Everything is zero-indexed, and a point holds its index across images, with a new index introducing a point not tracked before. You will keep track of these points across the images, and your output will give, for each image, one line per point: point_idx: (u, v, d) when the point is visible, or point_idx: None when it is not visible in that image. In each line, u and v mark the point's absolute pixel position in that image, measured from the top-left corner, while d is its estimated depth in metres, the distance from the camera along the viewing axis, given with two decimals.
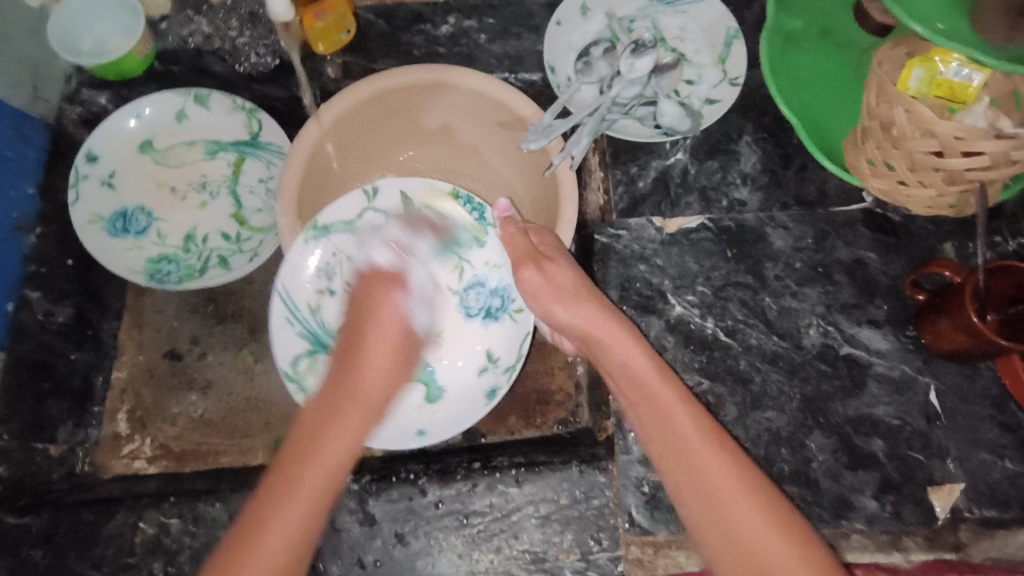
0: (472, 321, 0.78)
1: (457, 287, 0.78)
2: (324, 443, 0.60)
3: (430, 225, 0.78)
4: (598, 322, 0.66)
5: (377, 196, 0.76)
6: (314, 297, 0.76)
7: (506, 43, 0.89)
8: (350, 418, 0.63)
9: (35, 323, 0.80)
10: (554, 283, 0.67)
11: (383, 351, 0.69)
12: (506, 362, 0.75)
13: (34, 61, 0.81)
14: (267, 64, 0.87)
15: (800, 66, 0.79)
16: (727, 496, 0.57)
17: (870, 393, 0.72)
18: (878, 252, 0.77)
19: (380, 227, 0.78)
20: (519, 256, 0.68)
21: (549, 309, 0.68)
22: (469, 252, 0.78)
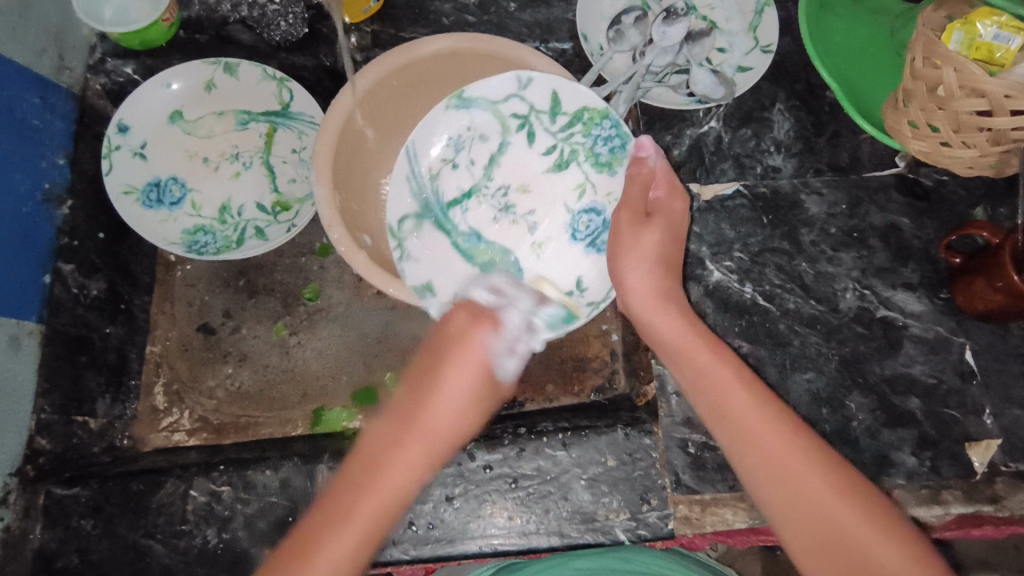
0: (576, 245, 0.77)
1: (575, 206, 0.78)
2: (379, 483, 0.52)
3: (568, 134, 0.76)
4: (660, 292, 0.64)
5: (528, 89, 0.74)
6: (436, 166, 0.76)
7: (536, 11, 0.88)
8: (408, 447, 0.54)
9: (69, 298, 0.77)
10: (640, 246, 0.66)
11: (450, 383, 0.57)
12: (591, 296, 0.76)
13: (57, 29, 0.79)
14: (298, 32, 0.86)
15: (835, 31, 0.79)
16: (782, 456, 0.53)
17: (906, 353, 0.74)
18: (911, 217, 0.79)
19: (521, 119, 0.76)
20: (629, 201, 0.67)
21: (622, 272, 0.66)
22: (598, 176, 0.77)
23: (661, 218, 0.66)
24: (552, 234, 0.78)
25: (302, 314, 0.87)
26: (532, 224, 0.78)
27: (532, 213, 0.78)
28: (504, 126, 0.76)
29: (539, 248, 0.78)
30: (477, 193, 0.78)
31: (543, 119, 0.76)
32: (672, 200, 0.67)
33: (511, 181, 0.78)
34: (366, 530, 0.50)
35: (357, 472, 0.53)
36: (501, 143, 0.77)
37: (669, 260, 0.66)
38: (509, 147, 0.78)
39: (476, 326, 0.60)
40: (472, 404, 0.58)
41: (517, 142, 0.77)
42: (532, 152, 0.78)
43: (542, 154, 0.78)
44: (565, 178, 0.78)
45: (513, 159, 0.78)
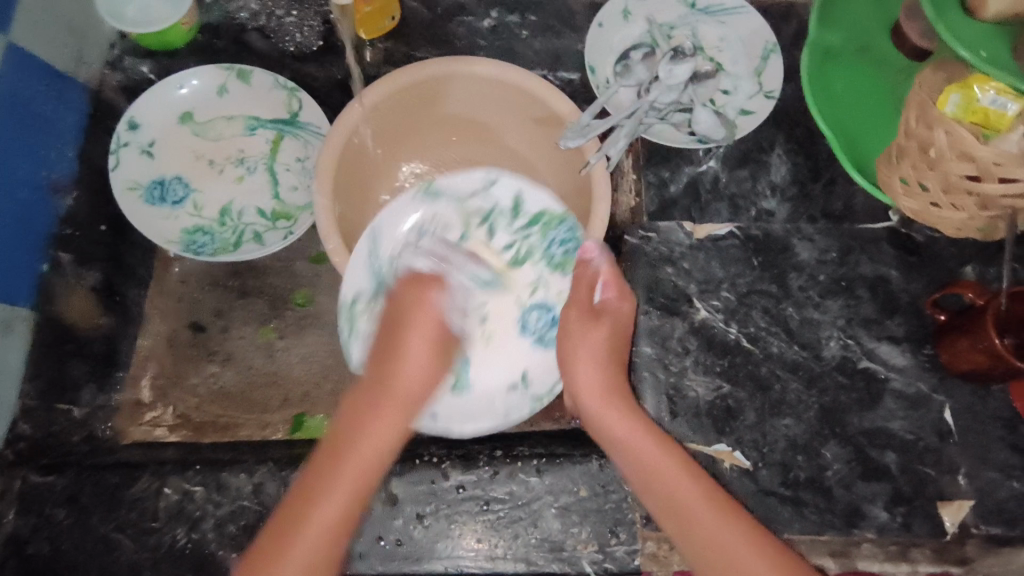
0: (523, 338, 0.79)
1: (526, 301, 0.80)
2: (346, 458, 0.62)
3: (525, 233, 0.80)
4: (609, 390, 0.71)
5: (493, 186, 0.79)
6: (397, 248, 0.77)
7: (547, 40, 0.91)
8: (375, 421, 0.65)
9: (64, 286, 0.78)
10: (592, 344, 0.72)
11: (420, 345, 0.69)
12: (535, 390, 0.76)
13: (79, 26, 0.81)
14: (311, 44, 0.89)
15: (835, 82, 0.81)
16: (723, 540, 0.60)
17: (886, 407, 0.74)
18: (900, 269, 0.79)
19: (484, 216, 0.80)
20: (577, 300, 0.74)
21: (570, 364, 0.72)
22: (551, 275, 0.79)
23: (611, 317, 0.72)
24: (500, 328, 0.79)
25: (291, 319, 0.88)
26: (482, 318, 0.79)
27: (485, 313, 0.79)
28: (467, 220, 0.80)
29: (487, 340, 0.78)
30: None
31: (504, 218, 0.80)
32: (620, 302, 0.72)
33: None
34: (337, 519, 0.59)
35: (320, 466, 0.62)
36: (462, 235, 0.80)
37: (615, 358, 0.72)
38: (469, 242, 0.80)
39: (424, 290, 0.71)
40: (433, 365, 0.69)
41: (478, 238, 0.80)
42: (491, 248, 0.80)
43: (502, 249, 0.80)
44: (520, 277, 0.80)
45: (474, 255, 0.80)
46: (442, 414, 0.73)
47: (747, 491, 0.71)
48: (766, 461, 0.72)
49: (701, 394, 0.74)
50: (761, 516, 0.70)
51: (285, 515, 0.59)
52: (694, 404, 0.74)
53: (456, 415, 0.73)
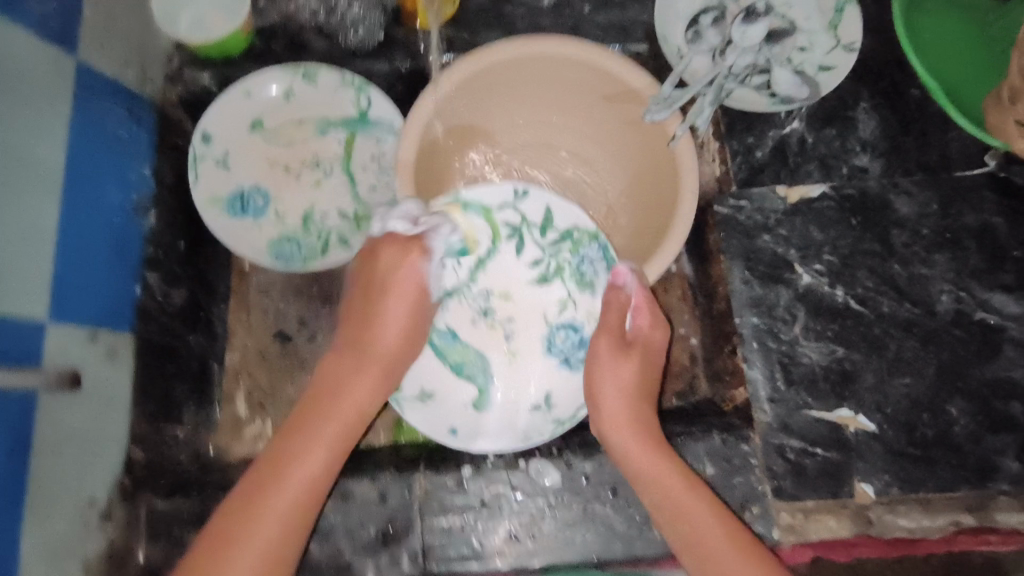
0: (548, 358, 0.71)
1: (554, 319, 0.71)
2: (291, 472, 0.58)
3: (555, 249, 0.71)
4: (636, 420, 0.64)
5: (524, 199, 0.69)
6: (424, 280, 0.69)
7: (611, 13, 0.88)
8: (320, 435, 0.60)
9: (156, 306, 0.77)
10: (620, 381, 0.64)
11: (400, 301, 0.64)
12: (560, 412, 0.69)
13: (138, 39, 0.79)
14: (373, 38, 0.85)
15: (926, 28, 0.78)
16: (721, 558, 0.57)
17: (1006, 357, 0.72)
18: (1005, 217, 0.77)
19: (513, 227, 0.70)
20: (606, 326, 0.65)
21: (594, 404, 0.65)
22: (580, 294, 0.71)
23: (641, 350, 0.65)
24: (523, 345, 0.72)
25: None
26: (509, 332, 0.72)
27: (510, 326, 0.72)
28: (495, 232, 0.70)
29: (512, 357, 0.71)
30: (459, 294, 0.71)
31: (534, 231, 0.70)
32: (652, 332, 0.66)
33: (491, 286, 0.72)
34: (317, 473, 0.59)
35: (269, 470, 0.58)
36: (489, 249, 0.71)
37: (642, 391, 0.66)
38: (496, 254, 0.71)
39: (405, 254, 0.64)
40: (409, 310, 0.65)
41: (505, 252, 0.71)
42: (518, 262, 0.71)
43: (528, 266, 0.71)
44: (548, 295, 0.71)
45: (500, 267, 0.71)
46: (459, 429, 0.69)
47: (877, 454, 0.71)
48: (892, 422, 0.71)
49: (816, 360, 0.73)
50: (897, 478, 0.70)
51: (261, 470, 0.58)
52: (810, 371, 0.73)
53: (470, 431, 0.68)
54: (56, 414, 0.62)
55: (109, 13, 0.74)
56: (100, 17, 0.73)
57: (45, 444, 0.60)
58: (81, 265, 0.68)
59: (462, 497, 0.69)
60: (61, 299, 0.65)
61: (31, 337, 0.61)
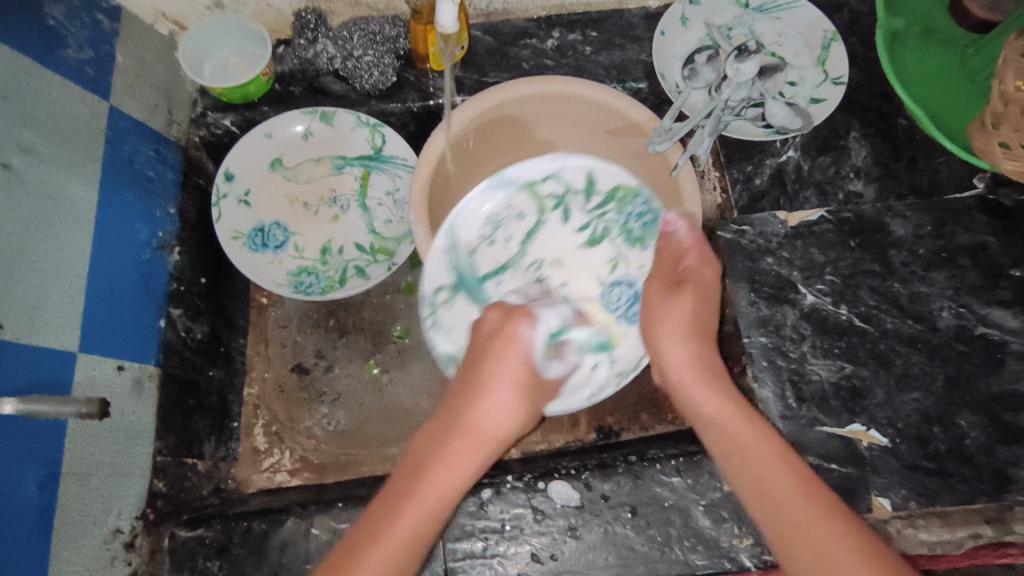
0: (608, 316, 0.78)
1: (607, 279, 0.79)
2: (431, 478, 0.60)
3: (601, 212, 0.78)
4: (702, 363, 0.67)
5: (563, 172, 0.76)
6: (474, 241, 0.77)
7: (611, 54, 0.93)
8: (455, 448, 0.62)
9: (179, 340, 0.78)
10: (677, 319, 0.69)
11: (507, 385, 0.66)
12: (623, 363, 0.76)
13: (166, 86, 0.83)
14: (387, 81, 0.89)
15: (907, 62, 0.83)
16: (783, 497, 0.56)
17: (1010, 370, 0.74)
18: (997, 236, 0.80)
19: (557, 199, 0.78)
20: (659, 272, 0.73)
21: (658, 338, 0.70)
22: (631, 251, 0.79)
23: (694, 287, 0.69)
24: (582, 309, 0.78)
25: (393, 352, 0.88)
26: (565, 298, 0.78)
27: (565, 287, 0.79)
28: (541, 205, 0.78)
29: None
30: (511, 268, 0.79)
31: (578, 199, 0.78)
32: (702, 268, 0.70)
33: (544, 256, 0.79)
34: (440, 492, 0.59)
35: (407, 478, 0.61)
36: (537, 221, 0.79)
37: (703, 331, 0.69)
38: (544, 225, 0.79)
39: (515, 322, 0.68)
40: (523, 404, 0.67)
41: (552, 221, 0.79)
42: (567, 229, 0.79)
43: (576, 230, 0.79)
44: (598, 254, 0.79)
45: (548, 237, 0.79)
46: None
47: (892, 469, 0.71)
48: (903, 437, 0.72)
49: (825, 377, 0.75)
50: (913, 492, 0.71)
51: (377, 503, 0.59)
52: (820, 388, 0.75)
53: (540, 400, 0.74)
54: (83, 442, 0.63)
55: (139, 61, 0.79)
56: (131, 65, 0.78)
57: (72, 473, 0.61)
58: (111, 300, 0.70)
59: (484, 520, 0.70)
60: (91, 333, 0.67)
61: (63, 368, 0.62)
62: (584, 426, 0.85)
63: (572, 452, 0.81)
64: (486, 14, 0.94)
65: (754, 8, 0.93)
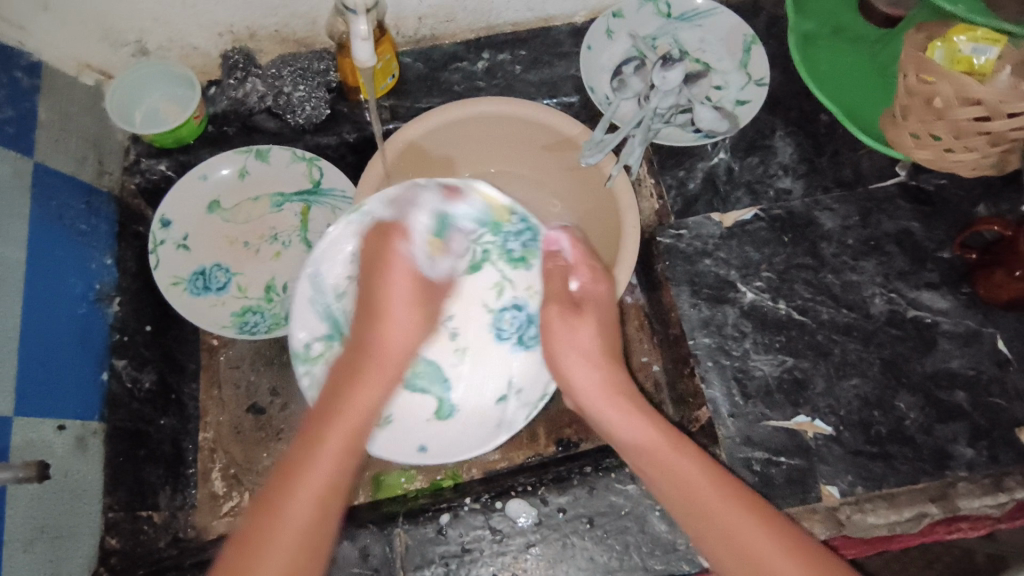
0: (502, 344, 0.80)
1: (493, 305, 0.80)
2: (301, 484, 0.58)
3: (478, 238, 0.77)
4: (612, 392, 0.69)
5: (438, 219, 0.72)
6: (341, 282, 0.74)
7: (540, 71, 0.96)
8: (329, 443, 0.61)
9: (124, 392, 0.78)
10: (581, 344, 0.71)
11: (402, 306, 0.70)
12: (529, 395, 0.77)
13: (94, 136, 0.83)
14: (320, 113, 0.89)
15: (821, 60, 0.87)
16: (712, 511, 0.59)
17: (942, 349, 0.77)
18: (920, 220, 0.83)
19: (468, 246, 0.76)
20: (555, 293, 0.74)
21: (565, 365, 0.72)
22: (515, 271, 0.79)
23: (591, 307, 0.72)
24: (473, 338, 0.80)
25: None
26: (452, 331, 0.80)
27: (452, 325, 0.80)
28: (430, 233, 0.75)
29: (462, 352, 0.79)
30: (373, 308, 0.76)
31: (461, 229, 0.76)
32: (597, 286, 0.72)
33: (428, 295, 0.78)
34: (312, 510, 0.57)
35: (275, 490, 0.58)
36: (423, 249, 0.76)
37: (609, 353, 0.73)
38: (436, 270, 0.78)
39: (388, 240, 0.69)
40: (416, 314, 0.71)
41: (446, 263, 0.77)
42: (450, 262, 0.78)
43: (456, 258, 0.78)
44: (482, 279, 0.80)
45: (440, 277, 0.78)
46: (431, 445, 0.74)
47: (838, 456, 0.73)
48: (845, 424, 0.74)
49: (768, 372, 0.77)
50: (859, 477, 0.73)
51: (243, 539, 0.55)
52: (764, 383, 0.76)
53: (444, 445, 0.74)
54: (25, 508, 0.62)
55: (63, 115, 0.78)
56: (55, 119, 0.77)
57: (15, 541, 0.61)
58: (48, 360, 0.69)
59: (444, 545, 0.70)
60: (26, 396, 0.66)
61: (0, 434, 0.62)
62: (542, 440, 0.85)
63: (531, 468, 0.82)
64: (415, 40, 0.94)
65: (676, 17, 0.95)
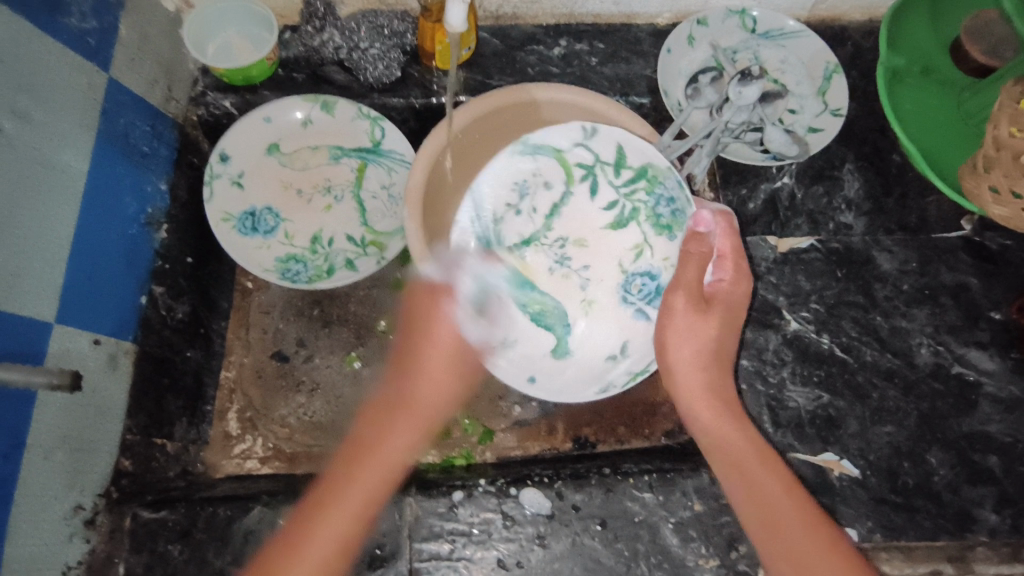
0: (625, 308, 0.73)
1: (628, 267, 0.74)
2: (377, 456, 0.66)
3: (631, 190, 0.72)
4: (714, 390, 0.67)
5: (594, 139, 0.71)
6: (499, 209, 0.72)
7: (617, 66, 0.94)
8: (396, 425, 0.69)
9: (158, 318, 0.78)
10: (702, 335, 0.66)
11: (435, 352, 0.71)
12: (635, 365, 0.71)
13: (167, 61, 0.82)
14: (391, 75, 0.88)
15: (903, 100, 0.85)
16: (784, 520, 0.59)
17: (982, 411, 0.75)
18: (979, 277, 0.81)
19: (586, 169, 0.72)
20: (686, 283, 0.65)
21: (667, 344, 0.67)
22: (656, 238, 0.72)
23: (721, 306, 0.66)
24: (599, 293, 0.74)
25: (375, 345, 0.88)
26: (585, 280, 0.75)
27: (585, 268, 0.75)
28: (569, 174, 0.73)
29: (589, 306, 0.74)
30: (534, 243, 0.74)
31: (607, 171, 0.72)
32: (734, 289, 0.67)
33: (568, 233, 0.75)
34: (378, 478, 0.64)
35: (351, 455, 0.67)
36: (564, 192, 0.73)
37: (718, 358, 0.68)
38: (571, 198, 0.74)
39: (435, 300, 0.70)
40: (450, 374, 0.72)
41: (579, 194, 0.74)
42: (592, 206, 0.74)
43: (603, 208, 0.74)
44: (624, 236, 0.74)
45: (574, 211, 0.74)
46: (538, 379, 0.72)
47: (861, 500, 0.72)
48: (873, 468, 0.73)
49: (802, 405, 0.76)
50: (879, 524, 0.71)
51: (292, 527, 0.61)
52: (797, 415, 0.75)
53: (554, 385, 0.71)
54: (49, 414, 0.62)
55: (142, 34, 0.78)
56: (134, 37, 0.77)
57: (37, 447, 0.61)
58: (93, 274, 0.69)
59: (452, 523, 0.69)
60: (68, 304, 0.66)
61: (37, 337, 0.62)
62: (561, 434, 0.84)
63: (546, 459, 0.81)
64: (496, 17, 0.94)
65: (761, 34, 0.93)
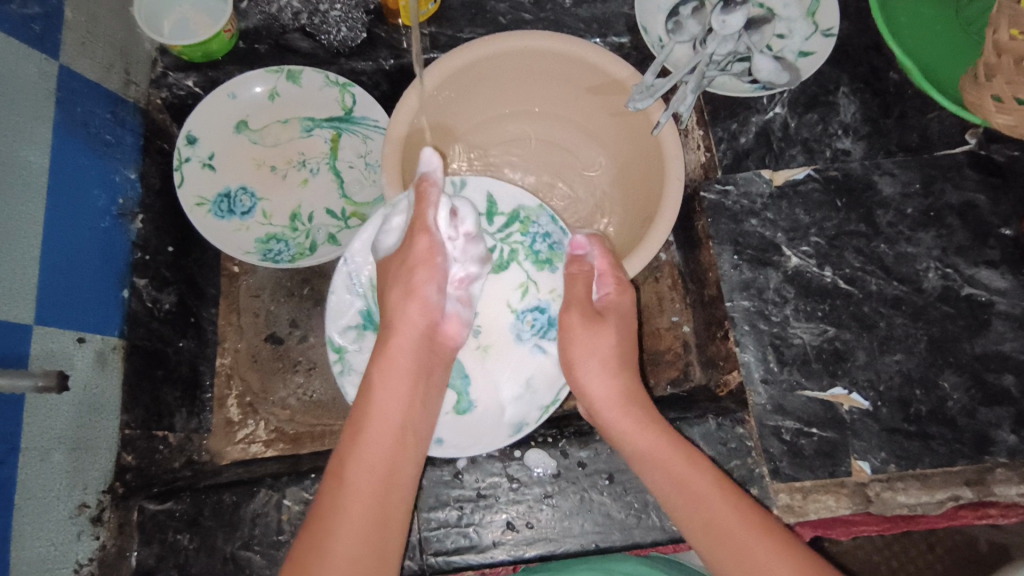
0: (523, 346, 0.70)
1: (518, 306, 0.70)
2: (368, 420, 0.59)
3: (505, 233, 0.71)
4: (628, 400, 0.65)
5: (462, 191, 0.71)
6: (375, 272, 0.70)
7: (592, 7, 0.89)
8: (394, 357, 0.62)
9: (145, 311, 0.76)
10: (598, 348, 0.65)
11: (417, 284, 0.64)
12: (540, 400, 0.68)
13: (121, 44, 0.79)
14: (356, 37, 0.84)
15: (899, 13, 0.80)
16: (717, 512, 0.57)
17: (996, 330, 0.73)
18: (987, 193, 0.78)
19: None
20: (577, 299, 0.66)
21: (573, 368, 0.66)
22: (540, 274, 0.71)
23: (613, 315, 0.67)
24: (495, 338, 0.70)
25: None
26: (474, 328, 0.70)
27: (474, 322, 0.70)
28: None
29: (483, 353, 0.70)
30: None
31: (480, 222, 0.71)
32: (619, 298, 0.68)
33: None
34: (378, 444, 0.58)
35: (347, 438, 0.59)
36: None
37: (625, 364, 0.67)
38: None
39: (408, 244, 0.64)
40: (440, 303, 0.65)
41: None
42: None
43: None
44: (508, 279, 0.70)
45: None
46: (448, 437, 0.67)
47: (873, 432, 0.71)
48: (884, 399, 0.71)
49: (807, 341, 0.73)
50: (893, 455, 0.70)
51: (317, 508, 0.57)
52: (802, 352, 0.73)
53: (464, 440, 0.67)
54: (40, 416, 0.62)
55: (90, 17, 0.74)
56: (82, 20, 0.73)
57: (32, 449, 0.60)
58: (68, 270, 0.67)
59: (459, 490, 0.69)
60: (48, 304, 0.64)
61: (22, 340, 0.61)
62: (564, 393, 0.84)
63: (551, 419, 0.80)
64: None
65: None
